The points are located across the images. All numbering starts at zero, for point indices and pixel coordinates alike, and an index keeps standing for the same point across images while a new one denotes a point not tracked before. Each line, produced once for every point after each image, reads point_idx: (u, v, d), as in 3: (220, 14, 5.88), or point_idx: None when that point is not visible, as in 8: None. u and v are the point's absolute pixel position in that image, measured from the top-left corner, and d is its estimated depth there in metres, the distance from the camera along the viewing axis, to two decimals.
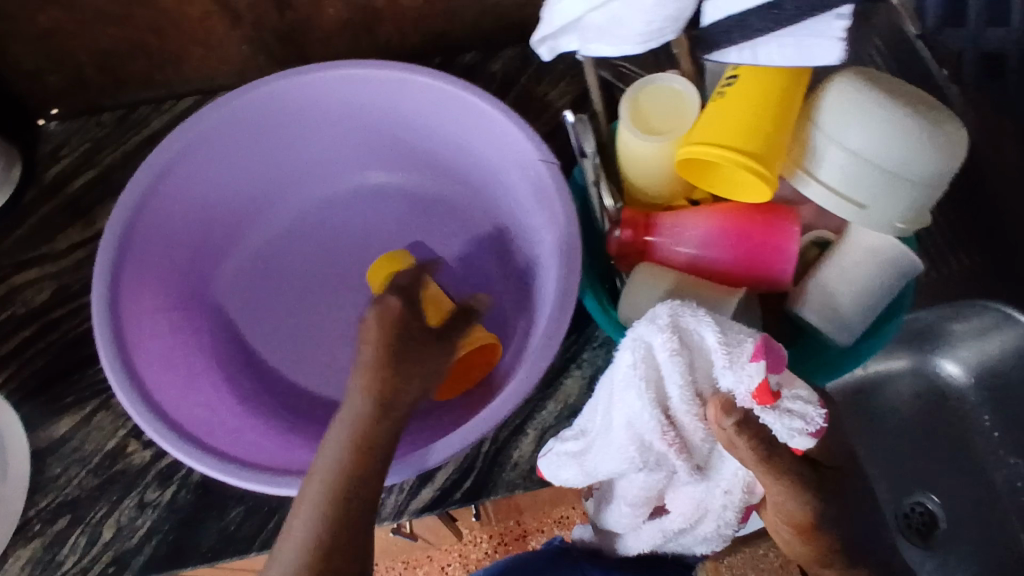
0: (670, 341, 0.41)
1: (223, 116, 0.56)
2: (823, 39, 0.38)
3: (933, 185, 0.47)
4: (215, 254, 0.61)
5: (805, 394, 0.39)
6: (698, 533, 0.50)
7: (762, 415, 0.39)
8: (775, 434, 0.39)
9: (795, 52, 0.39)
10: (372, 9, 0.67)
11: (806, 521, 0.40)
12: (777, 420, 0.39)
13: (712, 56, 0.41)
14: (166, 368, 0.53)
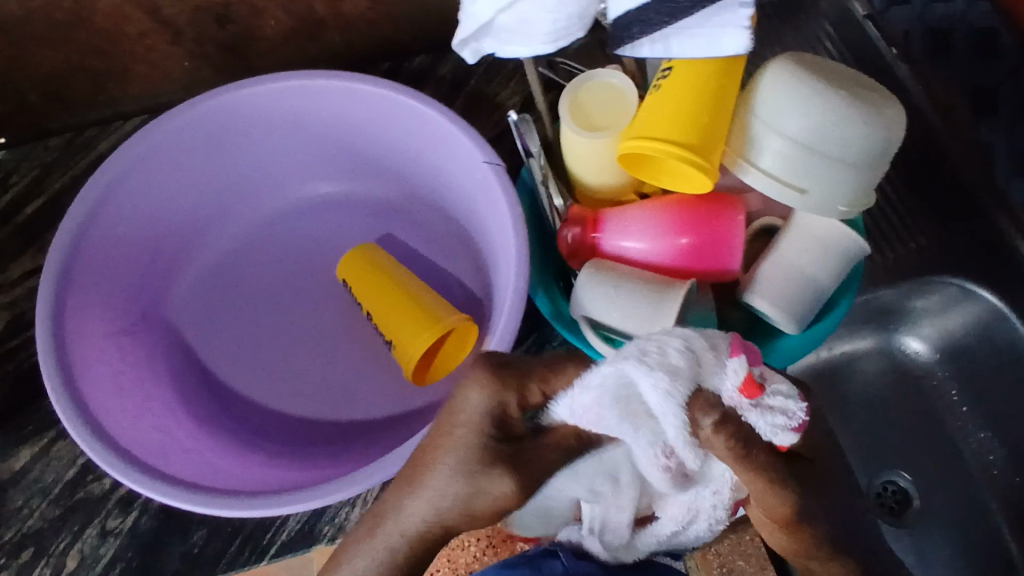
0: (647, 364, 0.35)
1: (164, 135, 0.55)
2: (731, 29, 0.39)
3: (872, 166, 0.47)
4: (168, 276, 0.61)
5: (786, 389, 0.35)
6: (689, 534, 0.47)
7: (745, 413, 0.35)
8: (758, 433, 0.35)
9: (704, 43, 0.40)
10: (316, 18, 0.67)
11: (787, 516, 0.37)
12: (761, 417, 0.35)
13: (622, 51, 0.40)
14: (116, 395, 0.52)
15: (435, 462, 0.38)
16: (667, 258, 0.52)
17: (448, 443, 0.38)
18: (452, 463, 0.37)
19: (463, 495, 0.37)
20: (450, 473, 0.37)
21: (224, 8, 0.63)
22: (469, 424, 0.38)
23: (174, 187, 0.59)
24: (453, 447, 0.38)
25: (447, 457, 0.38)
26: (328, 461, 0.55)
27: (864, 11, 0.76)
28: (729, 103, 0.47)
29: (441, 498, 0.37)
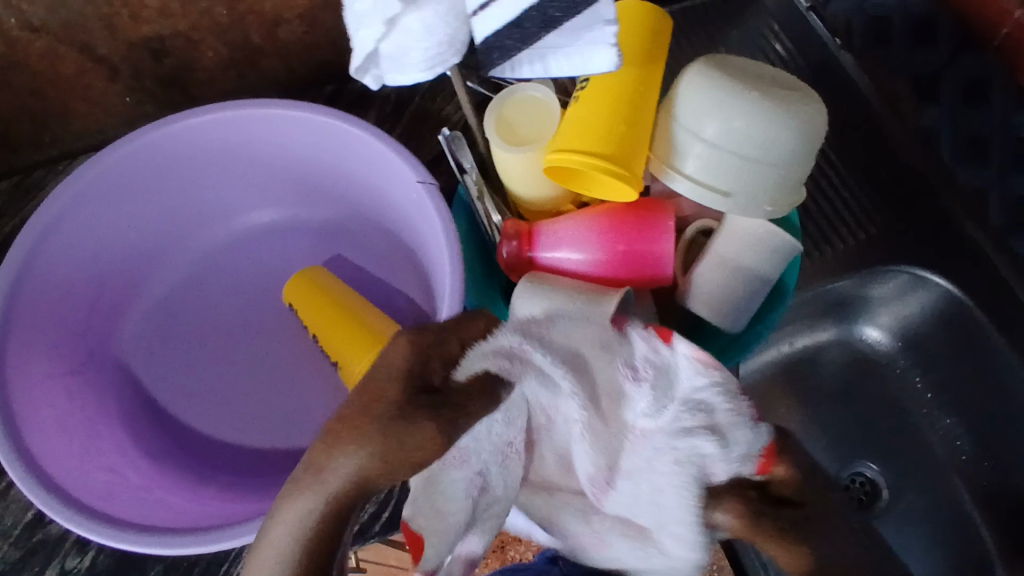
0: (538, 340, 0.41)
1: (101, 174, 0.55)
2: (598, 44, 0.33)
3: (795, 164, 0.47)
4: (115, 312, 0.61)
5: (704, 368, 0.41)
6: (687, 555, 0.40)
7: (654, 390, 0.41)
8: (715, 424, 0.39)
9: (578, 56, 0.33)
10: (252, 46, 0.67)
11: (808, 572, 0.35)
12: (684, 400, 0.40)
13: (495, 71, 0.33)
14: (62, 436, 0.52)
15: (337, 427, 0.33)
16: (595, 266, 0.51)
17: (351, 407, 0.34)
18: (353, 423, 0.33)
19: (370, 452, 0.32)
20: (355, 430, 0.33)
21: (159, 42, 0.63)
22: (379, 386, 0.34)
23: (113, 225, 0.59)
24: (355, 410, 0.33)
25: (347, 418, 0.33)
26: (279, 487, 0.55)
27: (807, 4, 0.76)
28: (648, 110, 0.47)
29: (345, 466, 0.32)
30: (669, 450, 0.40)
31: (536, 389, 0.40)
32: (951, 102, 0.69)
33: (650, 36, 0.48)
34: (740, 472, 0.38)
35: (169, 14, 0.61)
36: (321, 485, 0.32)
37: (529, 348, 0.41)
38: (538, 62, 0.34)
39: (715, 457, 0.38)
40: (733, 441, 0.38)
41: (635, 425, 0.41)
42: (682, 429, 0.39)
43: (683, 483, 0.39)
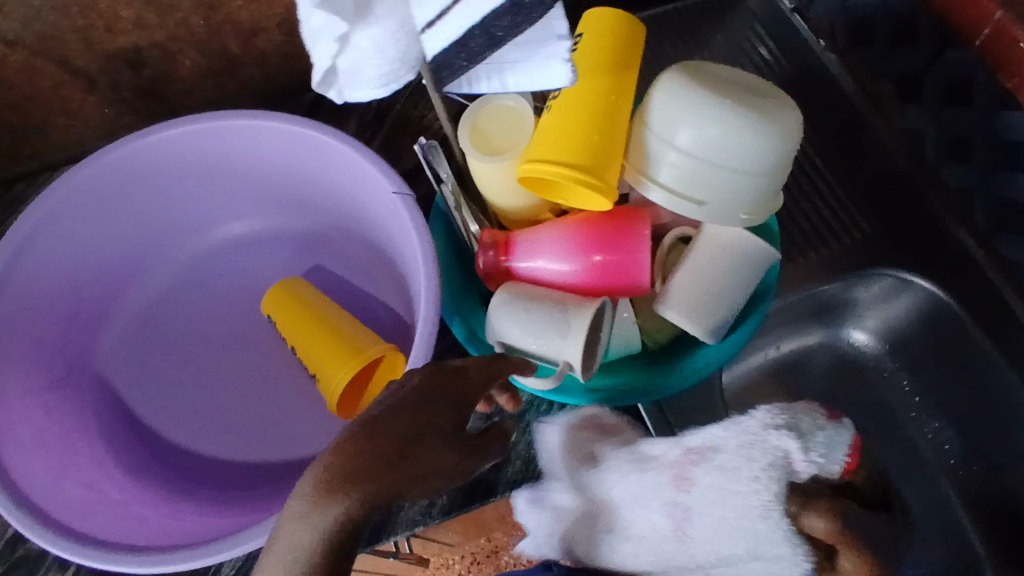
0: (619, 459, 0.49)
1: (77, 188, 0.55)
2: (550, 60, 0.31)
3: (771, 172, 0.47)
4: (94, 326, 0.60)
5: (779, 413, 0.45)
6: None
7: (715, 450, 0.45)
8: (769, 457, 0.43)
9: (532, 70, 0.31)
10: (230, 56, 0.66)
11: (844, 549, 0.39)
12: (759, 439, 0.44)
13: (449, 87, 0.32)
14: (39, 453, 0.52)
15: (350, 443, 0.36)
16: (574, 277, 0.51)
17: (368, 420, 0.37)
18: (370, 436, 0.36)
19: (389, 472, 0.35)
20: (374, 444, 0.35)
21: (136, 53, 0.63)
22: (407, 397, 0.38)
23: (90, 238, 0.58)
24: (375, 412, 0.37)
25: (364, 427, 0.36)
26: (258, 501, 0.55)
27: (790, 6, 0.76)
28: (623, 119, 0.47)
29: (356, 463, 0.35)
30: (746, 465, 0.43)
31: (624, 462, 0.48)
32: (935, 102, 0.67)
33: (624, 44, 0.48)
34: (830, 467, 0.42)
35: (145, 25, 0.61)
36: (349, 473, 0.35)
37: (616, 455, 0.49)
38: (496, 79, 0.32)
39: (797, 453, 0.43)
40: (812, 441, 0.43)
41: (699, 463, 0.45)
42: (752, 448, 0.43)
43: (767, 497, 0.42)
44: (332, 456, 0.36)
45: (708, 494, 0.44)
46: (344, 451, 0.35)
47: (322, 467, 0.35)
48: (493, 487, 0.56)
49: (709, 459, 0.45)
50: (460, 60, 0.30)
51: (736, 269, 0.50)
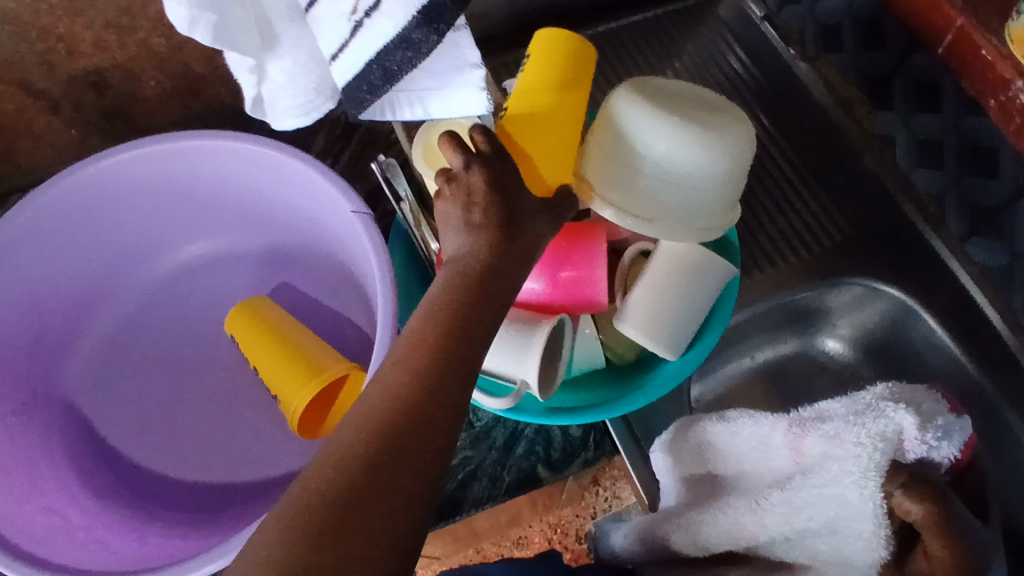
0: (738, 424, 0.54)
1: (35, 212, 0.54)
2: (461, 90, 0.30)
3: (721, 187, 0.47)
4: (61, 349, 0.60)
5: (945, 422, 0.47)
6: (855, 537, 0.47)
7: (825, 417, 0.51)
8: (895, 427, 0.47)
9: (445, 102, 0.31)
10: (195, 75, 0.66)
11: (920, 521, 0.44)
12: (887, 410, 0.48)
13: (363, 117, 0.31)
14: (3, 479, 0.51)
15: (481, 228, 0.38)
16: (535, 295, 0.51)
17: (481, 214, 0.39)
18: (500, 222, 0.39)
19: (506, 266, 0.38)
20: (509, 236, 0.39)
21: (98, 75, 0.63)
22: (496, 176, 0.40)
23: (54, 261, 0.58)
24: (486, 204, 0.39)
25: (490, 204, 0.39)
26: (224, 523, 0.54)
27: (761, 13, 0.76)
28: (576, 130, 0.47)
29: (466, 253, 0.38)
30: (854, 432, 0.48)
31: (738, 432, 0.54)
32: (904, 106, 0.69)
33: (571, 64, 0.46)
34: (943, 451, 0.47)
35: (105, 47, 0.60)
36: (455, 281, 0.37)
37: (728, 424, 0.55)
38: (417, 106, 0.31)
39: (912, 430, 0.47)
40: (932, 424, 0.47)
41: (852, 431, 0.48)
42: (860, 415, 0.49)
43: (866, 463, 0.46)
44: (468, 245, 0.38)
45: (841, 448, 0.48)
46: (455, 255, 0.39)
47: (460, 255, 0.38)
48: (459, 504, 0.56)
49: (817, 428, 0.50)
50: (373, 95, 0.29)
51: (695, 286, 0.49)
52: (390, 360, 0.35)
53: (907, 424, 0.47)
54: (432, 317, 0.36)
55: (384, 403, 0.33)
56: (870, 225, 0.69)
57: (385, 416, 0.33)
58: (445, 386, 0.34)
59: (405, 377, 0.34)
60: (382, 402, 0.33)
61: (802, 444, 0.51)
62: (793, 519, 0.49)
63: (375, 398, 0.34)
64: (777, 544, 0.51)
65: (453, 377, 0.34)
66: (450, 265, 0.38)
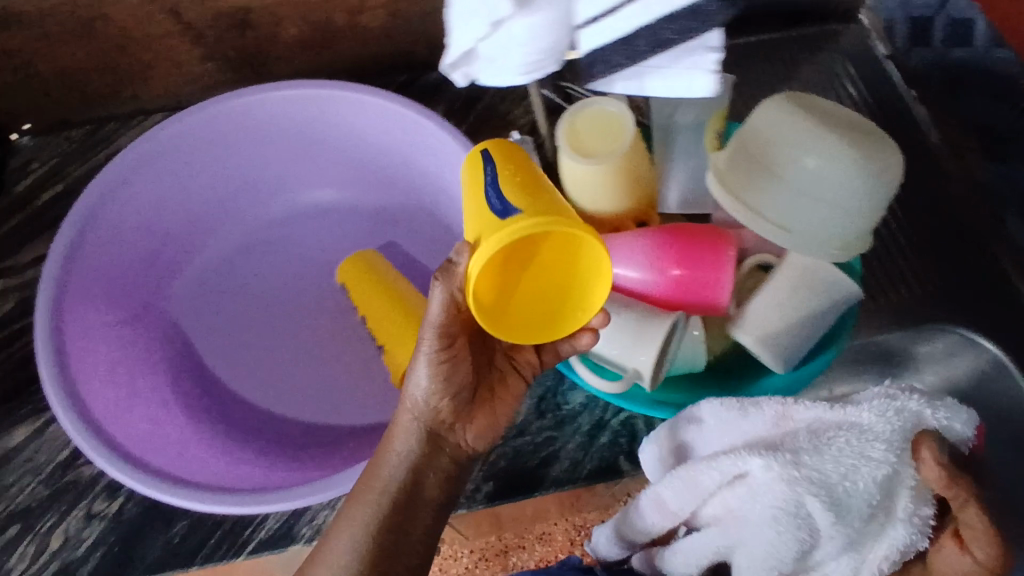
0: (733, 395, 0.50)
1: (172, 137, 0.58)
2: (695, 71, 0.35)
3: (869, 210, 0.46)
4: (171, 270, 0.62)
5: (958, 419, 0.45)
6: (804, 481, 0.44)
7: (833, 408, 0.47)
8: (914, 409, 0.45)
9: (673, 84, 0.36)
10: (334, 27, 0.68)
11: (958, 492, 0.40)
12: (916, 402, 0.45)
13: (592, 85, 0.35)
14: (109, 383, 0.53)
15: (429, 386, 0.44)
16: (653, 289, 0.51)
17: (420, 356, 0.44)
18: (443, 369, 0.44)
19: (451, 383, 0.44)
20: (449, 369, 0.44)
21: (245, 14, 0.65)
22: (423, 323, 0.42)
23: (178, 185, 0.61)
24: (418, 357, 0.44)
25: (431, 357, 0.43)
26: (308, 462, 0.54)
27: (886, 51, 0.75)
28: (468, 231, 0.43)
29: (416, 390, 0.44)
30: (868, 407, 0.46)
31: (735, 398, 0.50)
32: None
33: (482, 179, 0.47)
34: (957, 429, 0.45)
35: None
36: (418, 400, 0.45)
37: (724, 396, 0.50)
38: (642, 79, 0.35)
39: (924, 412, 0.45)
40: (944, 411, 0.45)
41: (860, 408, 0.46)
42: (876, 398, 0.46)
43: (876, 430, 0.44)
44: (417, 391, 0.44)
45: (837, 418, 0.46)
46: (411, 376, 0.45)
47: (412, 399, 0.45)
48: (539, 480, 0.58)
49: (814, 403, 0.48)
50: (618, 55, 0.33)
51: (811, 308, 0.49)
52: (388, 458, 0.46)
53: (917, 407, 0.45)
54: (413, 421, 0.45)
55: (387, 496, 0.45)
56: (974, 276, 0.68)
57: (364, 539, 0.44)
58: (426, 466, 0.45)
59: (404, 475, 0.45)
60: (387, 492, 0.45)
61: (793, 411, 0.48)
62: (749, 458, 0.45)
63: (348, 524, 0.45)
64: (730, 501, 0.46)
65: (431, 461, 0.45)
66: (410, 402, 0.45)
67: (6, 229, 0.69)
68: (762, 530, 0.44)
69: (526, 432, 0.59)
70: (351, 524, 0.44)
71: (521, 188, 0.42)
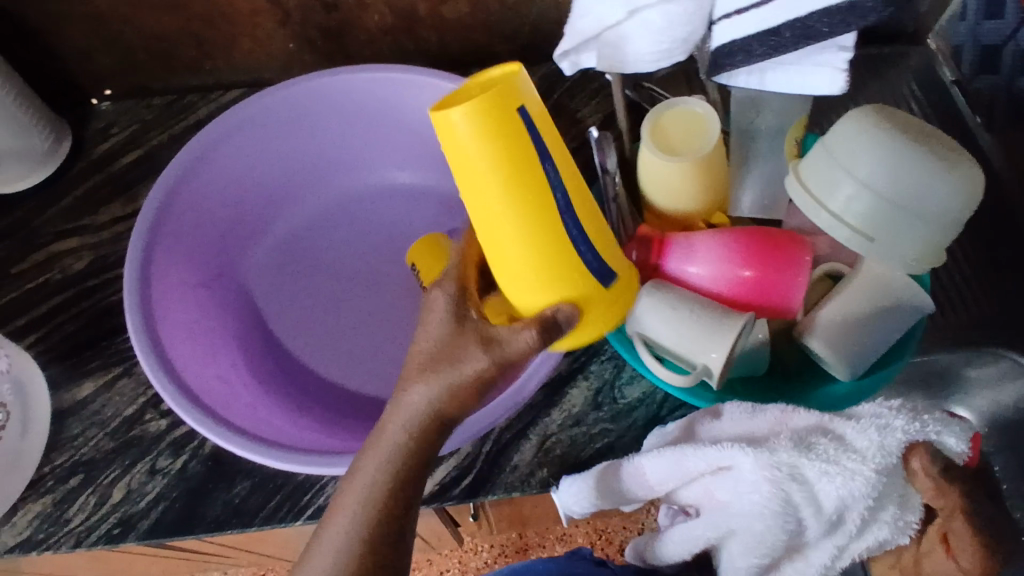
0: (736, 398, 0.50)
1: (261, 108, 0.60)
2: (825, 68, 0.38)
3: (950, 222, 0.47)
4: (248, 239, 0.65)
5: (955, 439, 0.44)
6: (789, 485, 0.44)
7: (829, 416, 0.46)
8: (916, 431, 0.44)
9: (796, 78, 0.39)
10: (416, 16, 0.69)
11: (953, 502, 0.43)
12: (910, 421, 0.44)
13: (719, 77, 0.39)
14: (188, 339, 0.55)
15: (442, 392, 0.42)
16: (723, 288, 0.52)
17: (443, 355, 0.43)
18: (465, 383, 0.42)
19: (460, 398, 0.43)
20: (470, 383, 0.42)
21: None
22: (486, 350, 0.42)
23: (261, 155, 0.63)
24: (447, 349, 0.43)
25: (464, 376, 0.42)
26: (373, 433, 0.56)
27: (952, 76, 0.73)
28: (534, 279, 0.42)
29: (422, 396, 0.42)
30: (864, 420, 0.44)
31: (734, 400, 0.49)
32: None
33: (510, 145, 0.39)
34: (950, 444, 0.44)
35: None
36: (424, 407, 0.42)
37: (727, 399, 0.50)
38: (764, 73, 0.39)
39: (912, 428, 0.44)
40: (944, 428, 0.44)
41: (850, 421, 0.45)
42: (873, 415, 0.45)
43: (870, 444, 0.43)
44: (425, 393, 0.42)
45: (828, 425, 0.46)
46: (422, 378, 0.42)
47: (411, 408, 0.43)
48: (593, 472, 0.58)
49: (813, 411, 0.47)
50: (759, 46, 0.36)
51: (878, 316, 0.50)
52: (370, 455, 0.43)
53: (905, 425, 0.44)
54: (406, 428, 0.43)
55: (374, 498, 0.42)
56: None
57: (354, 540, 0.42)
58: (414, 475, 0.43)
59: (388, 479, 0.42)
60: (374, 494, 0.42)
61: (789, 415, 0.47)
62: (731, 451, 0.45)
63: (339, 517, 0.42)
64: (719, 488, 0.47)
65: (420, 473, 0.43)
66: (414, 408, 0.43)
67: (84, 190, 0.70)
68: (753, 521, 0.45)
69: (582, 422, 0.60)
70: (341, 520, 0.42)
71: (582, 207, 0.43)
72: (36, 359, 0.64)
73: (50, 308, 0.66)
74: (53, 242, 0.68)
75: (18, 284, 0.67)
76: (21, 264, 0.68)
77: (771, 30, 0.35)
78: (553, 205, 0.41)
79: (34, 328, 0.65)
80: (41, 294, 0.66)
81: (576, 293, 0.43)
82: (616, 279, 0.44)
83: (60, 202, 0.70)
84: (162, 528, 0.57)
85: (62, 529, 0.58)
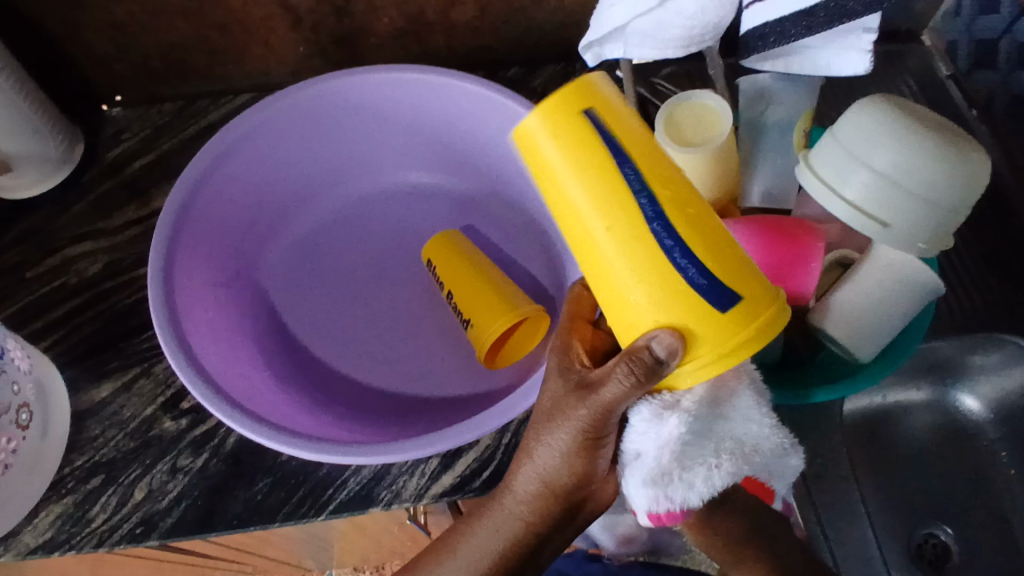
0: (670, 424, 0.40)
1: (280, 110, 0.61)
2: (852, 51, 0.40)
3: (959, 211, 0.48)
4: (264, 240, 0.65)
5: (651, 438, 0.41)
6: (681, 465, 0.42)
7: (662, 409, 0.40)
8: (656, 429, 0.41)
9: (824, 62, 0.42)
10: (426, 19, 0.70)
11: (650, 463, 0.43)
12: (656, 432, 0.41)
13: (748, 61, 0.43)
14: (210, 338, 0.56)
15: (559, 454, 0.44)
16: None
17: (552, 416, 0.44)
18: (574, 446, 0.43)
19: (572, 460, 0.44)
20: (581, 444, 0.43)
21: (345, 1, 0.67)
22: (581, 405, 0.42)
23: (277, 157, 0.64)
24: (558, 407, 0.43)
25: (572, 435, 0.43)
26: (396, 426, 0.56)
27: (948, 70, 0.73)
28: (632, 297, 0.38)
29: (540, 456, 0.45)
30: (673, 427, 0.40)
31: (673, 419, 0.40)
32: None
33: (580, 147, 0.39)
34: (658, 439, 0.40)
35: None
36: (540, 465, 0.45)
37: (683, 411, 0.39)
38: (792, 60, 0.42)
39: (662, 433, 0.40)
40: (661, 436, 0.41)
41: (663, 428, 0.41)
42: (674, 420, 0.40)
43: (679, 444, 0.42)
44: (541, 452, 0.45)
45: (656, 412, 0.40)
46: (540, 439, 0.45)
47: (533, 465, 0.46)
48: None
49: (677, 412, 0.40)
50: (793, 27, 0.38)
51: (887, 303, 0.51)
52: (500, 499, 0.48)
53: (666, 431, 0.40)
54: (528, 483, 0.46)
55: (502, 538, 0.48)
56: None
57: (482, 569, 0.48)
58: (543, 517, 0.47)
59: (515, 524, 0.47)
60: (497, 536, 0.48)
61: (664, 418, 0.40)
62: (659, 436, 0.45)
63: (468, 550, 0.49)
64: None
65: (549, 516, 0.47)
66: (536, 465, 0.46)
67: (99, 193, 0.71)
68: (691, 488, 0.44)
69: None
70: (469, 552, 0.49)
71: (699, 229, 0.37)
72: (52, 361, 0.64)
73: (68, 309, 0.66)
74: (69, 246, 0.69)
75: (34, 287, 0.67)
76: (36, 268, 0.68)
77: (807, 10, 0.37)
78: (633, 207, 0.38)
79: (51, 330, 0.66)
80: (58, 296, 0.67)
81: (681, 318, 0.37)
82: (743, 302, 0.36)
83: (75, 207, 0.70)
84: (185, 526, 0.58)
85: (84, 529, 0.58)
